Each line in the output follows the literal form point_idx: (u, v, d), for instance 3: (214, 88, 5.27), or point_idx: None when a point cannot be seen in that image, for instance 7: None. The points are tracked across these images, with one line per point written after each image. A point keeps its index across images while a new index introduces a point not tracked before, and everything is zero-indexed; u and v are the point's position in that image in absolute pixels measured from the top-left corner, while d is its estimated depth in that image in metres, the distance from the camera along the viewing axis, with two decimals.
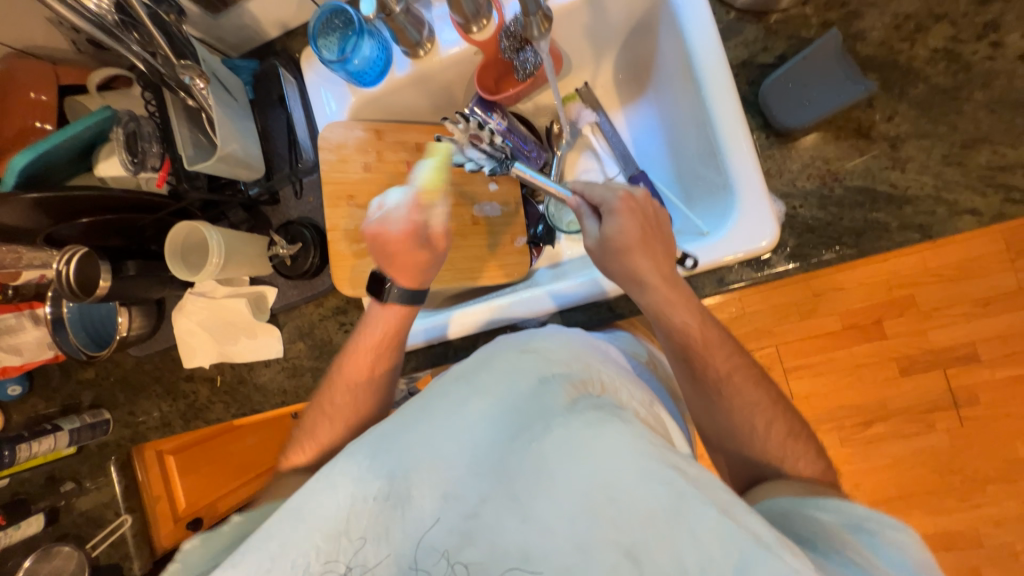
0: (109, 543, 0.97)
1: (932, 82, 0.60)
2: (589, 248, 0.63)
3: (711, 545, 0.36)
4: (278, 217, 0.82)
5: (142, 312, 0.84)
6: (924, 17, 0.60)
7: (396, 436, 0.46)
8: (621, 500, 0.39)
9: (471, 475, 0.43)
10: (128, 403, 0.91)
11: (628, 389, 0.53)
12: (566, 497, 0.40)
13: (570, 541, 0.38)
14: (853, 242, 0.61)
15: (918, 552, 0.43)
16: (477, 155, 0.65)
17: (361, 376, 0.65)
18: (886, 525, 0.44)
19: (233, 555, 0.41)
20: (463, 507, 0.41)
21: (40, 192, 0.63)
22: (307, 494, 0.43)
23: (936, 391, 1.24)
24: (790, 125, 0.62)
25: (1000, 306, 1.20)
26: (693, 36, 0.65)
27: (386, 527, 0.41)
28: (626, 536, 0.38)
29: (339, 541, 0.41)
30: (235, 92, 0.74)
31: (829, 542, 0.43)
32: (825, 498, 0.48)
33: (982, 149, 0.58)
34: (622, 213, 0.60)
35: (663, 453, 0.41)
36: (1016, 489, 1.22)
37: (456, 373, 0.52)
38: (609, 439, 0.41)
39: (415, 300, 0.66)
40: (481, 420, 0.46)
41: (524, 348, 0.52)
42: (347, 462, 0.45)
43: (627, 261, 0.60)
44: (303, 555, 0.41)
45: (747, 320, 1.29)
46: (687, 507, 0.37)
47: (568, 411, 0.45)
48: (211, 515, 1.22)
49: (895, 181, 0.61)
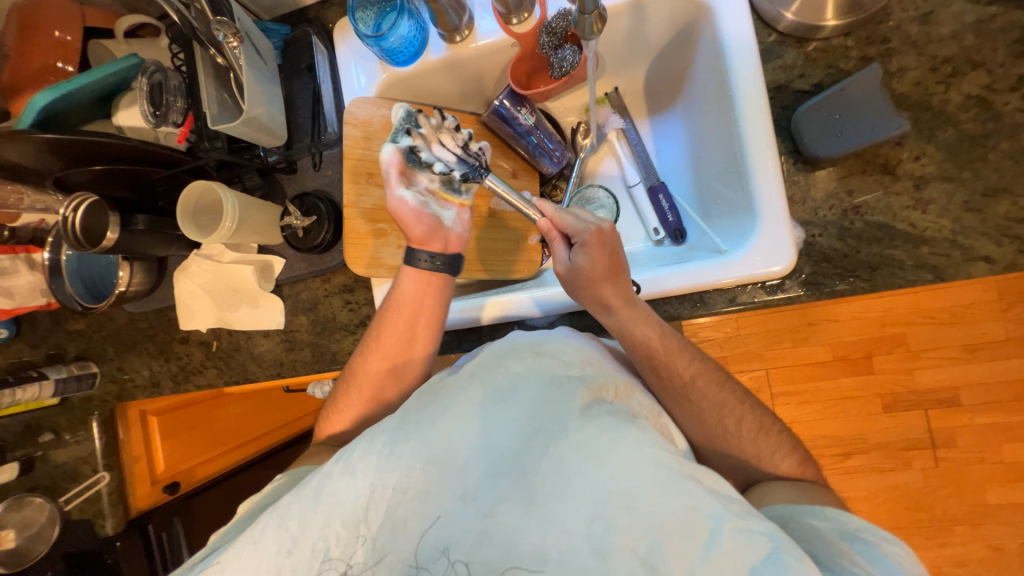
0: (83, 499, 0.94)
1: (962, 127, 0.61)
2: (560, 274, 0.64)
3: (725, 556, 0.39)
4: (293, 187, 0.80)
5: (143, 268, 0.82)
6: (961, 62, 0.61)
7: (414, 428, 0.48)
8: (639, 508, 0.41)
9: (491, 473, 0.45)
10: (117, 358, 0.89)
11: (639, 398, 0.55)
12: (582, 502, 0.42)
13: (587, 545, 0.41)
14: (866, 276, 0.62)
15: (910, 564, 0.44)
16: (445, 161, 0.64)
17: (396, 348, 0.66)
18: (882, 537, 0.45)
19: (256, 530, 0.47)
20: (482, 506, 0.44)
21: (54, 135, 0.60)
22: (327, 480, 0.47)
23: (917, 430, 1.26)
24: (819, 154, 0.62)
25: (987, 354, 1.23)
26: (733, 59, 0.66)
27: (402, 516, 0.45)
28: (641, 544, 0.40)
29: (357, 527, 0.46)
30: (265, 56, 0.72)
31: (828, 559, 0.44)
32: (825, 508, 0.50)
33: (1002, 200, 0.59)
34: (585, 243, 0.62)
35: (679, 463, 0.43)
36: (981, 533, 1.25)
37: (472, 370, 0.52)
38: (623, 446, 0.43)
39: (445, 272, 0.67)
40: (498, 417, 0.48)
41: (539, 350, 0.53)
42: (366, 450, 0.48)
43: (593, 293, 0.62)
44: (324, 539, 0.46)
45: (740, 342, 1.31)
46: (702, 515, 0.40)
47: (583, 416, 0.47)
48: (188, 481, 1.16)
49: (914, 221, 0.61)
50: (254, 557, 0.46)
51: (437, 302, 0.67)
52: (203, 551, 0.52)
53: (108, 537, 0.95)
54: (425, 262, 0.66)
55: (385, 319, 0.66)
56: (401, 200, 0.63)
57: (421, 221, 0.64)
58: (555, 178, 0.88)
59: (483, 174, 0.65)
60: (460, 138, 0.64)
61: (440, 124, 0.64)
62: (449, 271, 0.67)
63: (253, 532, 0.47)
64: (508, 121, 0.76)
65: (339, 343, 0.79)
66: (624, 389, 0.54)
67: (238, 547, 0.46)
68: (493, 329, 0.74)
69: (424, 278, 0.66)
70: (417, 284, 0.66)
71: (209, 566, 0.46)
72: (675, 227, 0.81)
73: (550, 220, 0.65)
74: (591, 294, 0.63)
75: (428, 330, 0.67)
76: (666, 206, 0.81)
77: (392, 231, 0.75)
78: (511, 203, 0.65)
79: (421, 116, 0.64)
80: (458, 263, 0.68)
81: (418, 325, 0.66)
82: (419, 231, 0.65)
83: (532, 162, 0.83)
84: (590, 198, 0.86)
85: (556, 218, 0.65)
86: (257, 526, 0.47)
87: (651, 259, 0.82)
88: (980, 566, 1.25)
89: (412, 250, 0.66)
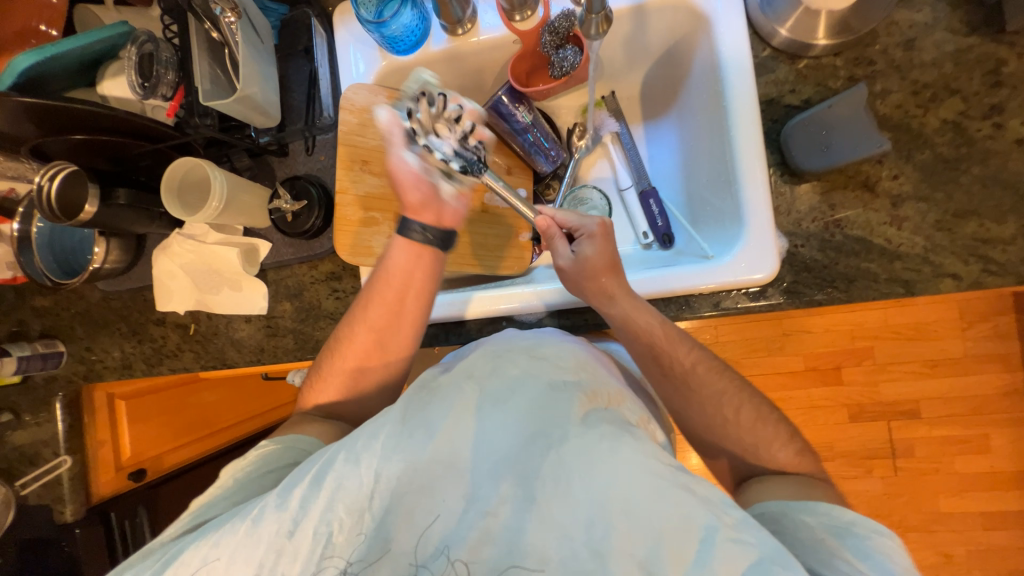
0: (40, 484, 0.90)
1: (938, 150, 0.64)
2: (561, 268, 0.66)
3: (718, 563, 0.40)
4: (284, 170, 0.79)
5: (120, 245, 0.78)
6: (940, 89, 0.65)
7: (416, 423, 0.49)
8: (635, 513, 0.43)
9: (493, 473, 0.47)
10: (86, 338, 0.85)
11: (630, 405, 0.56)
12: (581, 506, 0.44)
13: (586, 547, 0.43)
14: (844, 287, 0.65)
15: (904, 558, 0.45)
16: (445, 149, 0.61)
17: (382, 319, 0.66)
18: (872, 531, 0.47)
19: (254, 508, 0.47)
20: (483, 505, 0.46)
21: (31, 98, 0.57)
22: (330, 466, 0.48)
23: (880, 439, 1.32)
24: (805, 167, 0.65)
25: (947, 370, 1.29)
26: (730, 82, 0.67)
27: (405, 509, 0.47)
28: (639, 548, 0.42)
29: (360, 515, 0.47)
30: (262, 34, 0.71)
31: (820, 555, 0.46)
32: (814, 503, 0.52)
33: (970, 221, 0.63)
34: (590, 235, 0.66)
35: (674, 473, 0.44)
36: (934, 539, 1.31)
37: (468, 369, 0.54)
38: (621, 455, 0.45)
39: (437, 247, 0.66)
40: (498, 419, 0.50)
41: (534, 353, 0.55)
42: (368, 441, 0.49)
43: (597, 279, 0.64)
44: (326, 524, 0.47)
45: (720, 350, 1.35)
46: (696, 525, 0.41)
47: (581, 424, 0.49)
48: (155, 469, 1.13)
49: (890, 237, 0.64)
50: (252, 538, 0.46)
51: (427, 277, 0.66)
52: (185, 520, 0.52)
53: (66, 524, 0.92)
54: (418, 234, 0.65)
55: (374, 289, 0.65)
56: (404, 163, 0.62)
57: (419, 188, 0.63)
58: (549, 177, 0.88)
59: (480, 169, 0.64)
60: (461, 131, 0.62)
61: (439, 111, 0.60)
62: (441, 247, 0.66)
63: (251, 510, 0.47)
64: (505, 118, 0.77)
65: (324, 332, 0.78)
66: (616, 395, 0.55)
67: (239, 515, 0.47)
68: (482, 323, 0.74)
69: (417, 251, 0.65)
70: (409, 255, 0.65)
71: (202, 539, 0.47)
72: (664, 232, 0.82)
73: (547, 215, 0.68)
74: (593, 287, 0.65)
75: (416, 304, 0.66)
76: (657, 211, 0.83)
77: (384, 220, 0.75)
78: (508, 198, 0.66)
79: (422, 101, 0.59)
80: (452, 240, 0.67)
81: (406, 298, 0.65)
82: (415, 197, 0.64)
83: (527, 160, 0.84)
84: (584, 198, 0.88)
85: (552, 213, 0.68)
86: (255, 506, 0.47)
87: (640, 262, 0.83)
88: (930, 571, 1.32)
89: (406, 220, 0.65)
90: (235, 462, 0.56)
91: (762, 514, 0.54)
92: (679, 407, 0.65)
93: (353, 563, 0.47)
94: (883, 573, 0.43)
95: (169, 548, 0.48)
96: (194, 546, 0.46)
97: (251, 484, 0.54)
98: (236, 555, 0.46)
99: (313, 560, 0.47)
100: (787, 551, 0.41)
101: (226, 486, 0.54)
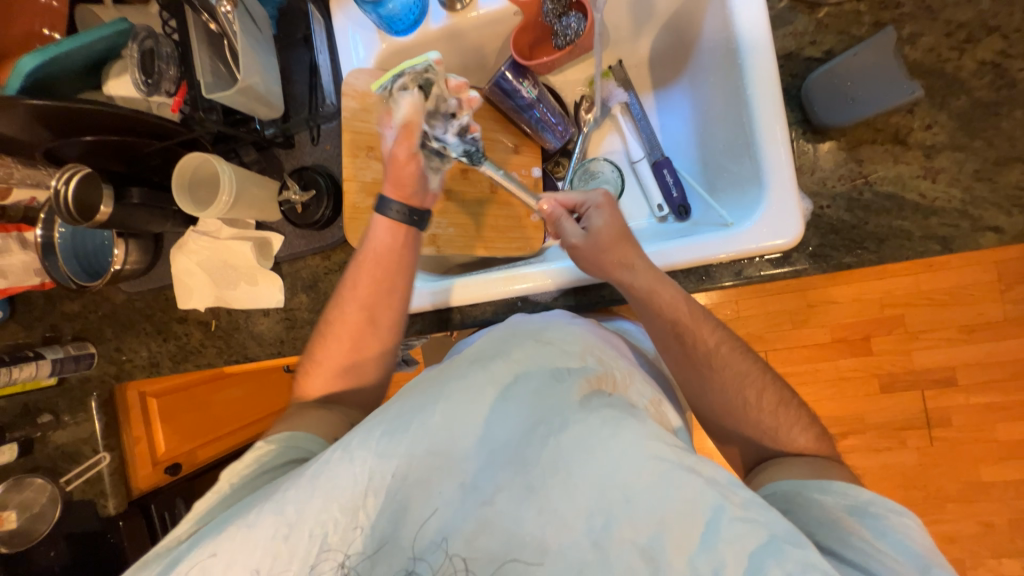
0: (83, 480, 0.93)
1: (975, 95, 0.60)
2: (583, 243, 0.64)
3: (723, 547, 0.40)
4: (291, 162, 0.78)
5: (139, 246, 0.79)
6: (976, 27, 0.60)
7: (413, 414, 0.49)
8: (636, 498, 0.42)
9: (492, 462, 0.46)
10: (115, 338, 0.88)
11: (637, 386, 0.56)
12: (581, 493, 0.43)
13: (587, 536, 0.42)
14: (875, 247, 0.62)
15: (921, 535, 0.45)
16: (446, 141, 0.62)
17: (369, 299, 0.66)
18: (890, 509, 0.46)
19: (250, 514, 0.46)
20: (479, 495, 0.45)
21: (42, 100, 0.57)
22: (326, 466, 0.47)
23: (913, 409, 1.27)
24: (828, 122, 0.62)
25: (985, 334, 1.23)
26: (746, 42, 0.63)
27: (403, 501, 0.46)
28: (641, 534, 0.41)
29: (356, 512, 0.46)
30: (260, 24, 0.70)
31: (834, 538, 0.45)
32: (826, 482, 0.50)
33: (1013, 168, 0.59)
34: (596, 207, 0.68)
35: (679, 455, 0.44)
36: (973, 510, 1.26)
37: (473, 356, 0.54)
38: (625, 438, 0.44)
39: (414, 226, 0.66)
40: (499, 406, 0.49)
41: (539, 339, 0.55)
42: (365, 438, 0.48)
43: (627, 245, 0.63)
44: (322, 525, 0.46)
45: (741, 325, 1.32)
46: (703, 506, 0.41)
47: (582, 407, 0.48)
48: (190, 463, 1.18)
49: (923, 191, 0.61)
50: (249, 540, 0.45)
51: (406, 253, 0.66)
52: (187, 526, 0.51)
53: (110, 517, 0.95)
54: (396, 212, 0.65)
55: (359, 268, 0.66)
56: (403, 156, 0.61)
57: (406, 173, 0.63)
58: (558, 154, 0.86)
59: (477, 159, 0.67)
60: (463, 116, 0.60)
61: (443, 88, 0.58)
62: (418, 224, 0.66)
63: (248, 516, 0.47)
64: (510, 95, 0.74)
65: None
66: (623, 378, 0.55)
67: (234, 529, 0.46)
68: (497, 304, 0.73)
69: (395, 228, 0.65)
70: (390, 234, 0.66)
71: (201, 547, 0.46)
72: (679, 203, 0.80)
73: (552, 200, 0.69)
74: (621, 254, 0.63)
75: (403, 279, 0.66)
76: (671, 182, 0.80)
77: None
78: (512, 186, 0.70)
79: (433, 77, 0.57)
80: (426, 222, 0.68)
81: (393, 275, 0.66)
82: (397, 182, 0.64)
83: (536, 138, 0.82)
84: (595, 172, 0.86)
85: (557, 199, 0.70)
86: (251, 512, 0.47)
87: (656, 236, 0.81)
88: (972, 543, 1.27)
89: (385, 199, 0.65)
90: (231, 466, 0.55)
91: (770, 493, 0.52)
92: (697, 390, 0.62)
93: (353, 557, 0.46)
94: (900, 555, 0.42)
95: (170, 554, 0.48)
96: (192, 555, 0.46)
97: (249, 485, 0.54)
98: (233, 556, 0.45)
99: (311, 560, 0.46)
100: (798, 531, 0.41)
101: (225, 492, 0.53)
